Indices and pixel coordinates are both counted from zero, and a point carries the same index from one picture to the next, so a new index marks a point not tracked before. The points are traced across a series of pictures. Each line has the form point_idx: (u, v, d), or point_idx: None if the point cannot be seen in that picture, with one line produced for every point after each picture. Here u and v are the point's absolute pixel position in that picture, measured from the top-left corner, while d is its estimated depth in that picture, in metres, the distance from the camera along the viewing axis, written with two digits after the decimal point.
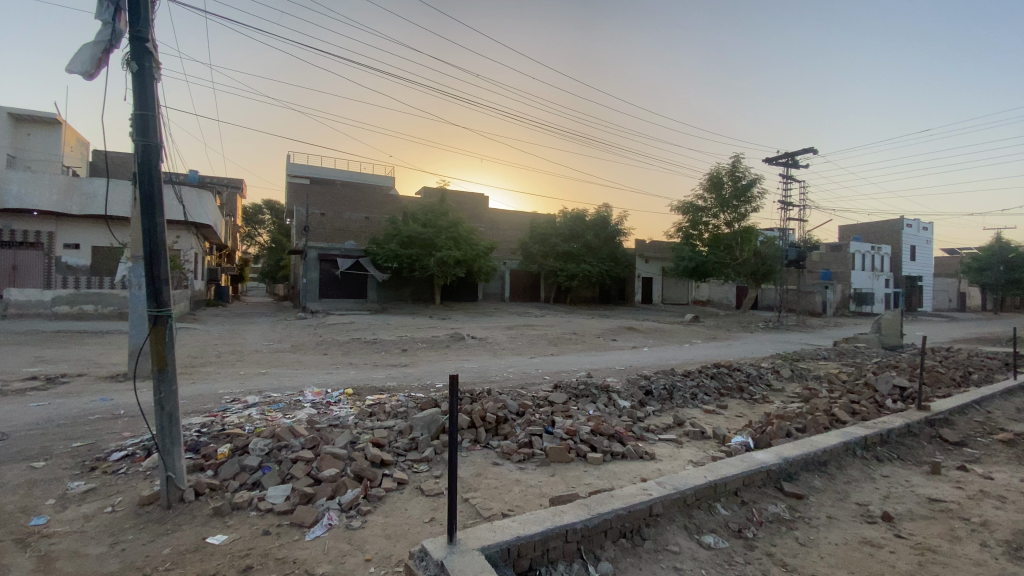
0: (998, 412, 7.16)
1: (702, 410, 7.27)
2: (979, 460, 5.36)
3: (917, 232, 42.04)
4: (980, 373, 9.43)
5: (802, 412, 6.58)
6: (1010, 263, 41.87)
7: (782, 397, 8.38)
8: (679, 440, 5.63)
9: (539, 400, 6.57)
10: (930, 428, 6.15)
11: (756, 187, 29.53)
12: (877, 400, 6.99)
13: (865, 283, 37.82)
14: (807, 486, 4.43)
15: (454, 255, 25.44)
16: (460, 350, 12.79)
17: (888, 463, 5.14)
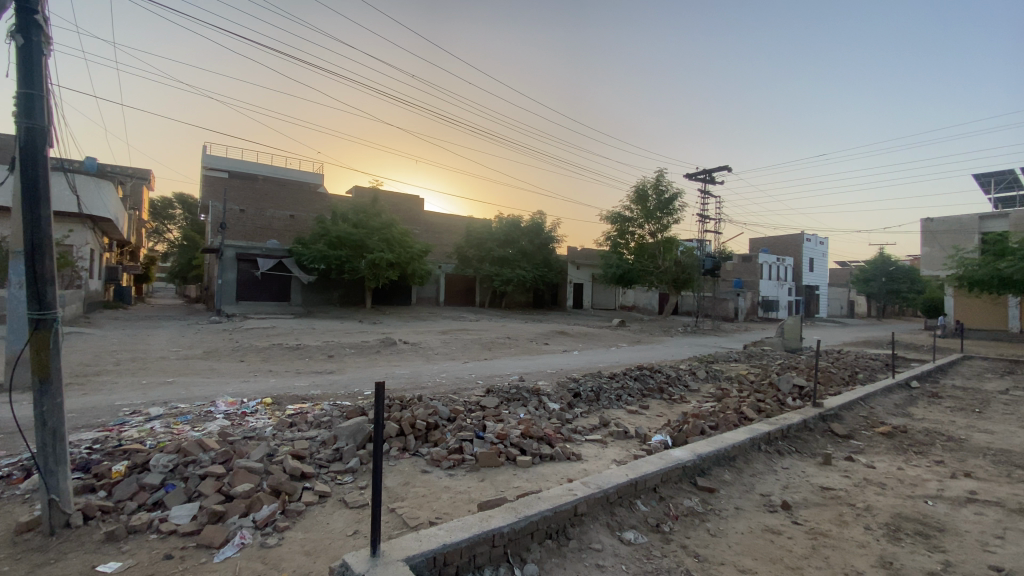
0: (879, 408, 8.08)
1: (626, 410, 7.60)
2: (863, 451, 6.01)
3: (815, 246, 46.64)
4: (864, 373, 10.61)
5: (715, 410, 7.07)
6: (890, 275, 47.55)
7: (698, 397, 8.96)
8: (604, 440, 5.84)
9: (469, 405, 6.57)
10: (823, 423, 6.82)
11: (677, 201, 31.59)
12: (779, 398, 7.67)
13: (771, 291, 41.36)
14: (718, 480, 4.76)
15: (386, 257, 24.63)
16: (391, 356, 12.47)
17: (788, 456, 5.64)
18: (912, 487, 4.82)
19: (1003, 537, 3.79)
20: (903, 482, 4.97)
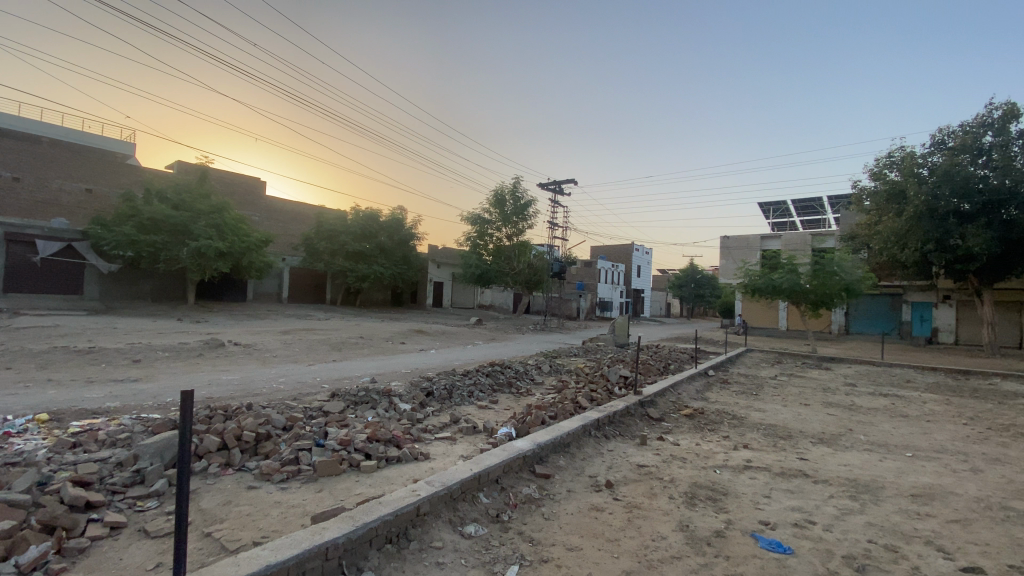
0: (685, 393, 9.55)
1: (476, 406, 7.80)
2: (672, 431, 7.06)
3: (643, 254, 53.34)
4: (676, 365, 12.46)
5: (556, 401, 7.67)
6: (699, 282, 56.55)
7: (542, 390, 9.61)
8: (453, 437, 5.93)
9: (310, 410, 6.13)
10: (643, 408, 7.85)
11: (531, 208, 33.48)
12: (609, 388, 8.63)
13: (608, 293, 46.18)
14: (554, 467, 5.18)
15: (217, 246, 21.61)
16: (218, 359, 11.02)
17: (614, 439, 6.37)
18: (705, 459, 5.80)
19: (766, 495, 4.76)
20: (699, 455, 5.95)
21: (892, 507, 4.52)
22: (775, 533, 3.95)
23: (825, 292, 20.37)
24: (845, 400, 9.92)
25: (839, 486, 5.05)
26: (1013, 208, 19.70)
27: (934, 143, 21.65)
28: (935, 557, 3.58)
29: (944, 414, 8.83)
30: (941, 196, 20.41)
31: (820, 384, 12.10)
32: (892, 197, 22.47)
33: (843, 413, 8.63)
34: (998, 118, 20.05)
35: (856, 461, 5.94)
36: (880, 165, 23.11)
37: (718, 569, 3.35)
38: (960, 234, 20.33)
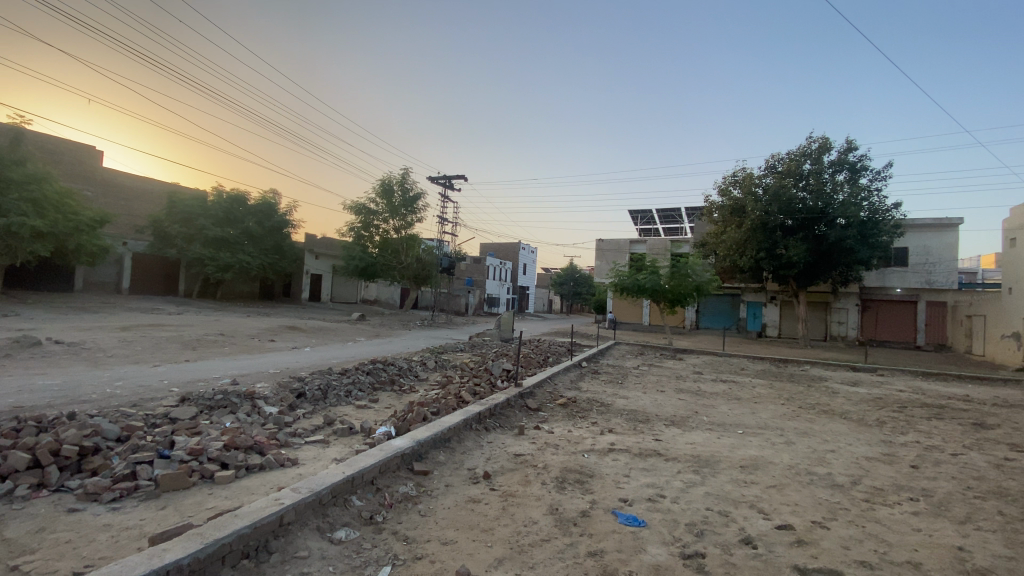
0: (561, 384, 10.14)
1: (353, 406, 7.47)
2: (548, 420, 7.45)
3: (528, 253, 55.23)
4: (554, 358, 13.16)
5: (438, 397, 7.66)
6: (578, 280, 60.19)
7: (426, 385, 9.52)
8: (327, 439, 5.63)
9: (154, 418, 5.37)
10: (522, 400, 8.18)
11: (419, 201, 32.85)
12: (492, 381, 8.86)
13: (495, 289, 47.09)
14: (433, 463, 5.18)
15: (33, 225, 17.89)
16: (31, 360, 9.15)
17: (493, 431, 6.55)
18: (576, 445, 6.22)
19: (626, 474, 5.24)
20: (571, 442, 6.36)
21: (726, 478, 5.26)
22: (633, 509, 4.37)
23: (681, 291, 22.96)
24: (693, 387, 11.30)
25: (685, 462, 5.74)
26: (823, 225, 24.01)
27: (768, 167, 25.51)
28: (755, 517, 4.25)
29: (766, 396, 10.51)
30: (771, 212, 24.24)
31: (675, 372, 13.66)
32: (734, 211, 26.08)
33: (691, 398, 9.84)
34: (814, 150, 24.29)
35: (701, 439, 6.81)
36: (726, 182, 26.59)
37: (583, 547, 3.61)
38: (784, 245, 24.35)
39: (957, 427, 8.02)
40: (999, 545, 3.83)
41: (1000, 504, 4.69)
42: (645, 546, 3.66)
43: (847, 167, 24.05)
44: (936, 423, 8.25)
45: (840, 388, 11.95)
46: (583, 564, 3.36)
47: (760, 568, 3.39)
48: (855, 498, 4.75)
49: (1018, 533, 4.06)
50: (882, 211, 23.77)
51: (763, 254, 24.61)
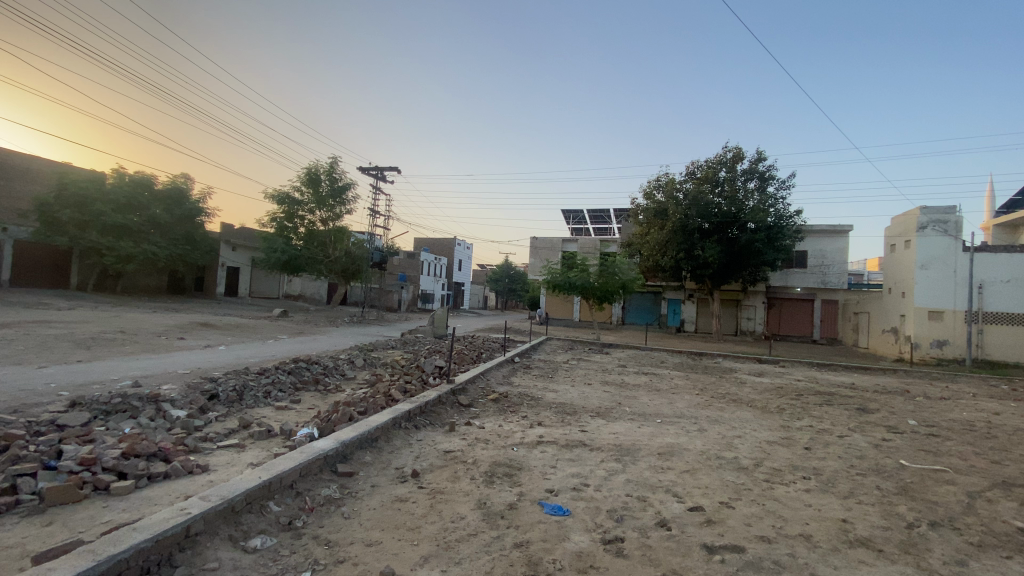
0: (493, 380, 10.22)
1: (273, 407, 7.07)
2: (479, 415, 7.48)
3: (463, 249, 54.95)
4: (486, 354, 13.24)
5: (365, 396, 7.45)
6: (512, 277, 60.85)
7: (353, 384, 9.22)
8: (243, 443, 5.29)
9: (36, 426, 4.78)
10: (452, 396, 8.15)
11: (349, 192, 31.67)
12: (423, 378, 8.75)
13: (428, 285, 46.38)
14: (359, 464, 5.04)
15: None
16: None
17: (423, 429, 6.47)
18: (505, 439, 6.30)
19: (553, 466, 5.39)
20: (500, 436, 6.43)
21: (645, 465, 5.57)
22: (558, 499, 4.50)
23: (609, 289, 23.93)
24: (619, 380, 11.84)
25: (609, 451, 6.01)
26: (735, 228, 25.95)
27: (688, 173, 27.17)
28: (670, 500, 4.54)
29: (684, 387, 11.23)
30: (690, 215, 25.88)
31: (603, 366, 14.22)
32: (657, 214, 27.55)
33: (616, 390, 10.30)
34: (728, 159, 26.17)
35: (624, 429, 7.15)
36: (650, 186, 28.01)
37: (509, 538, 3.68)
38: (701, 247, 26.08)
39: (843, 412, 9.03)
40: (872, 514, 4.37)
41: (874, 478, 5.35)
42: (569, 534, 3.79)
43: (757, 175, 26.12)
44: (826, 409, 9.23)
45: (748, 379, 13.03)
46: (508, 556, 3.43)
47: (673, 548, 3.63)
48: (757, 479, 5.21)
49: (887, 503, 4.65)
50: (785, 217, 26.06)
51: (682, 255, 26.24)
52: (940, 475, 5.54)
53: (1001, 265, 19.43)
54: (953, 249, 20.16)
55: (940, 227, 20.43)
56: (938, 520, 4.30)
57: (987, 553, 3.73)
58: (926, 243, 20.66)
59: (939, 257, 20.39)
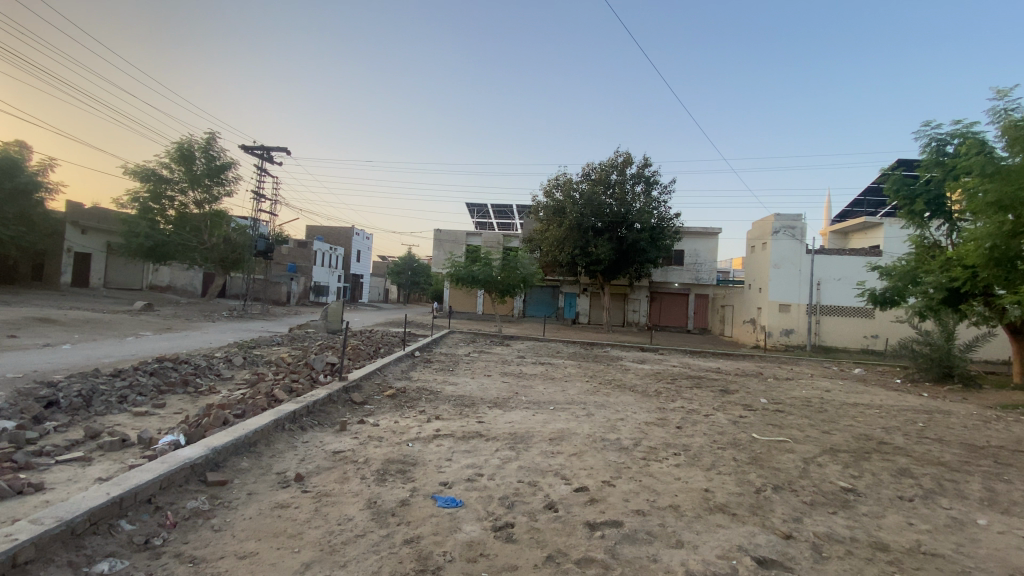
0: (390, 375, 9.93)
1: (131, 413, 6.22)
2: (373, 412, 7.23)
3: (362, 239, 52.52)
4: (384, 349, 12.83)
5: (245, 397, 6.83)
6: (414, 269, 59.47)
7: (231, 385, 8.38)
8: (90, 456, 4.58)
9: None
10: (345, 394, 7.79)
11: (229, 171, 28.56)
12: (312, 376, 8.24)
13: (323, 277, 43.64)
14: (234, 471, 4.61)
15: None
16: None
17: (310, 430, 6.11)
18: (400, 435, 6.16)
19: (448, 459, 5.38)
20: (395, 432, 6.27)
21: (538, 451, 5.79)
22: (451, 491, 4.51)
23: (510, 283, 24.41)
24: (517, 370, 12.15)
25: (503, 440, 6.14)
26: (624, 228, 27.84)
27: (584, 174, 28.56)
28: (559, 483, 4.77)
29: (578, 375, 11.85)
30: (585, 215, 27.32)
31: (503, 358, 14.48)
32: (556, 212, 28.69)
33: (514, 381, 10.56)
34: (619, 163, 27.94)
35: (519, 418, 7.36)
36: (550, 185, 29.04)
37: (399, 536, 3.60)
38: (594, 244, 27.66)
39: (710, 393, 10.16)
40: (729, 482, 4.97)
41: (732, 451, 6.09)
42: (461, 525, 3.81)
43: (644, 180, 28.20)
44: (697, 391, 10.32)
45: (634, 366, 14.11)
46: (397, 553, 3.36)
47: (559, 528, 3.81)
48: (636, 457, 5.67)
49: (741, 471, 5.33)
50: (667, 219, 28.48)
51: (578, 251, 27.63)
52: (782, 445, 6.47)
53: (834, 265, 23.10)
54: (799, 251, 23.52)
55: (790, 232, 23.69)
56: (778, 482, 5.03)
57: (813, 508, 4.44)
58: (779, 245, 23.84)
59: (788, 258, 23.65)
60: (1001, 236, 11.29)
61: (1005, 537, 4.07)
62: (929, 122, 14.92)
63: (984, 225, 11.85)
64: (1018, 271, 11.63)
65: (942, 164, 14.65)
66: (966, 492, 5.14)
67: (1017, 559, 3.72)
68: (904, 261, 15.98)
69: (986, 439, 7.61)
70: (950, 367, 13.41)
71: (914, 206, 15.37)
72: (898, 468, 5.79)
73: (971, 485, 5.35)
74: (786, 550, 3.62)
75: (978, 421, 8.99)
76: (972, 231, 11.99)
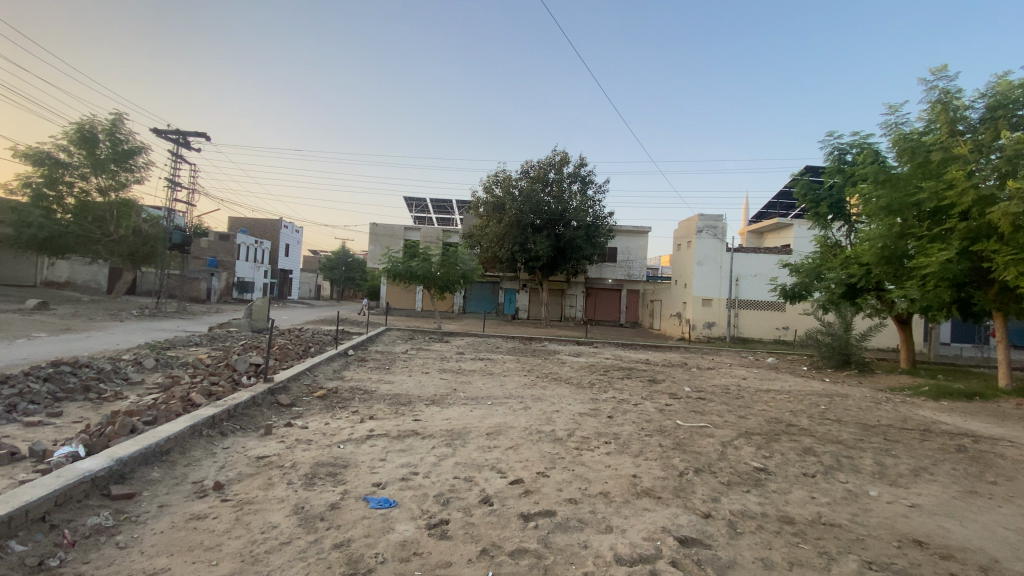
0: (321, 375, 9.54)
1: (18, 424, 5.53)
2: (301, 414, 6.91)
3: (291, 233, 49.91)
4: (315, 348, 12.29)
5: (156, 402, 6.30)
6: (349, 265, 57.39)
7: (141, 390, 7.68)
8: None
9: None
10: (271, 396, 7.40)
11: (139, 156, 26.10)
12: (234, 379, 7.73)
13: (248, 273, 41.04)
14: (142, 483, 4.23)
15: None
16: None
17: (232, 435, 5.74)
18: (331, 437, 5.93)
19: (381, 459, 5.26)
20: (326, 434, 6.03)
21: (474, 447, 5.79)
22: (385, 491, 4.41)
23: (450, 279, 24.19)
24: (455, 366, 12.09)
25: (440, 437, 6.09)
26: (561, 226, 28.44)
27: (522, 171, 28.81)
28: (494, 477, 4.80)
29: (515, 369, 11.98)
30: (524, 211, 27.62)
31: (440, 355, 14.35)
32: (496, 208, 28.78)
33: (452, 377, 10.50)
34: (557, 162, 28.47)
35: (456, 414, 7.33)
36: (489, 181, 29.05)
37: (328, 540, 3.47)
38: (533, 241, 28.06)
39: (640, 384, 10.64)
40: (655, 467, 5.23)
41: (659, 438, 6.41)
42: (393, 526, 3.74)
43: (580, 179, 28.90)
44: (628, 382, 10.77)
45: (570, 359, 14.47)
46: (326, 558, 3.24)
47: (494, 522, 3.84)
48: (570, 447, 5.83)
49: (667, 457, 5.62)
50: (602, 218, 29.39)
51: (517, 248, 27.91)
52: (704, 430, 6.90)
53: (751, 263, 24.89)
54: (720, 249, 25.10)
55: (712, 231, 25.25)
56: (700, 465, 5.36)
57: (730, 488, 4.77)
58: (703, 244, 25.32)
59: (711, 255, 25.19)
60: (891, 236, 12.71)
61: (891, 506, 4.58)
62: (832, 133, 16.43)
63: (877, 227, 13.23)
64: (904, 268, 13.12)
65: (842, 171, 16.17)
66: (859, 466, 5.73)
67: (899, 523, 4.21)
68: (811, 259, 17.53)
69: (876, 418, 8.53)
70: (848, 355, 14.91)
71: (819, 209, 16.84)
72: (804, 447, 6.36)
73: (863, 460, 5.97)
74: (705, 529, 3.86)
75: (871, 402, 10.06)
76: (867, 233, 13.35)
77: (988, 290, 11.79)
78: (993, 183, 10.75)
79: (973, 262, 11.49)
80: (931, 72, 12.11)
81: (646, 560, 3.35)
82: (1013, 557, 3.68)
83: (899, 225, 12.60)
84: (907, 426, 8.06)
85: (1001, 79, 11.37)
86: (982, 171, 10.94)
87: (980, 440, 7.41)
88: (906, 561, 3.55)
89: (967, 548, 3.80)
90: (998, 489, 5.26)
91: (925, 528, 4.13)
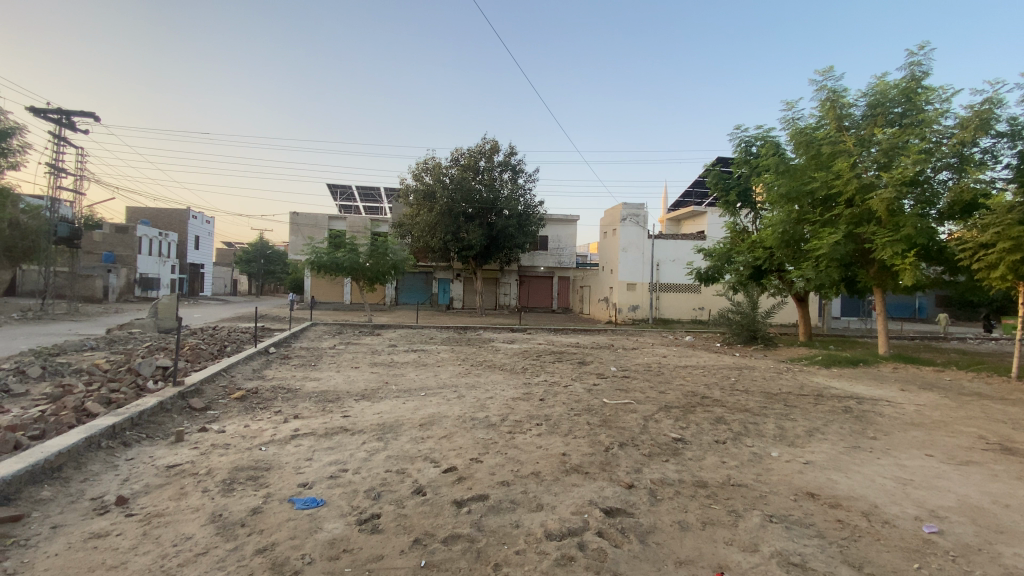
0: (239, 375, 9.00)
1: None
2: (218, 418, 6.47)
3: (201, 223, 46.05)
4: (232, 347, 11.49)
5: (44, 415, 5.66)
6: (268, 257, 54.00)
7: (25, 403, 6.80)
8: None
9: None
10: (182, 401, 6.88)
11: (11, 138, 22.75)
12: (138, 385, 7.09)
13: (152, 268, 37.37)
14: (31, 504, 3.79)
15: None
16: None
17: (136, 445, 5.27)
18: (252, 440, 5.62)
19: (308, 458, 5.07)
20: (246, 437, 5.71)
21: (407, 439, 5.73)
22: (311, 491, 4.26)
23: (380, 270, 23.47)
24: (387, 360, 11.84)
25: (371, 432, 5.98)
26: (493, 215, 28.49)
27: (452, 160, 28.43)
28: (427, 467, 4.79)
29: (449, 359, 11.96)
30: (455, 200, 27.35)
31: (370, 348, 13.98)
32: (426, 196, 28.27)
33: (383, 370, 10.28)
34: (487, 150, 28.38)
35: (386, 408, 7.21)
36: (418, 169, 28.44)
37: (250, 546, 3.31)
38: (466, 230, 27.94)
39: (569, 366, 11.03)
40: (583, 444, 5.47)
41: (586, 416, 6.70)
42: (321, 525, 3.63)
43: (510, 168, 28.99)
44: (558, 365, 11.12)
45: (504, 346, 14.64)
46: (248, 565, 3.09)
47: (426, 511, 3.85)
48: (502, 432, 5.95)
49: (593, 434, 5.88)
50: (532, 206, 29.77)
51: (450, 237, 27.65)
52: (628, 406, 7.29)
53: (670, 249, 26.44)
54: (642, 236, 26.38)
55: (634, 219, 26.41)
56: (624, 440, 5.67)
57: (651, 460, 5.08)
58: (627, 231, 26.44)
59: (634, 243, 26.36)
60: (790, 222, 13.90)
61: (790, 464, 5.12)
62: (740, 126, 17.85)
63: (778, 213, 14.51)
64: (801, 250, 14.47)
65: (749, 162, 17.57)
66: (764, 430, 6.32)
67: (795, 479, 4.71)
68: (722, 244, 18.85)
69: (779, 387, 9.42)
70: (755, 331, 16.29)
71: (729, 197, 18.14)
72: (716, 417, 6.91)
73: (767, 425, 6.58)
74: (629, 498, 4.11)
75: (773, 372, 11.14)
76: (770, 219, 14.56)
77: (869, 269, 13.28)
78: (873, 173, 12.16)
79: (857, 244, 12.88)
80: (822, 73, 13.43)
81: (575, 533, 3.51)
82: (886, 502, 4.25)
83: (797, 211, 13.89)
84: (804, 392, 9.01)
85: (879, 80, 12.76)
86: (864, 162, 12.32)
87: (864, 401, 8.42)
88: (800, 511, 3.99)
89: (850, 496, 4.35)
90: (876, 443, 6.02)
91: (817, 482, 4.65)
